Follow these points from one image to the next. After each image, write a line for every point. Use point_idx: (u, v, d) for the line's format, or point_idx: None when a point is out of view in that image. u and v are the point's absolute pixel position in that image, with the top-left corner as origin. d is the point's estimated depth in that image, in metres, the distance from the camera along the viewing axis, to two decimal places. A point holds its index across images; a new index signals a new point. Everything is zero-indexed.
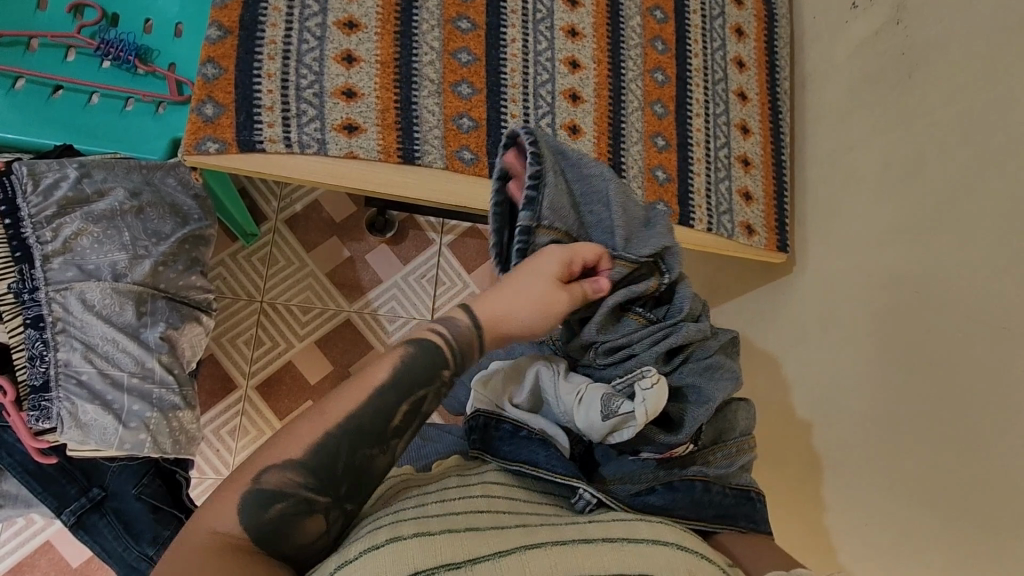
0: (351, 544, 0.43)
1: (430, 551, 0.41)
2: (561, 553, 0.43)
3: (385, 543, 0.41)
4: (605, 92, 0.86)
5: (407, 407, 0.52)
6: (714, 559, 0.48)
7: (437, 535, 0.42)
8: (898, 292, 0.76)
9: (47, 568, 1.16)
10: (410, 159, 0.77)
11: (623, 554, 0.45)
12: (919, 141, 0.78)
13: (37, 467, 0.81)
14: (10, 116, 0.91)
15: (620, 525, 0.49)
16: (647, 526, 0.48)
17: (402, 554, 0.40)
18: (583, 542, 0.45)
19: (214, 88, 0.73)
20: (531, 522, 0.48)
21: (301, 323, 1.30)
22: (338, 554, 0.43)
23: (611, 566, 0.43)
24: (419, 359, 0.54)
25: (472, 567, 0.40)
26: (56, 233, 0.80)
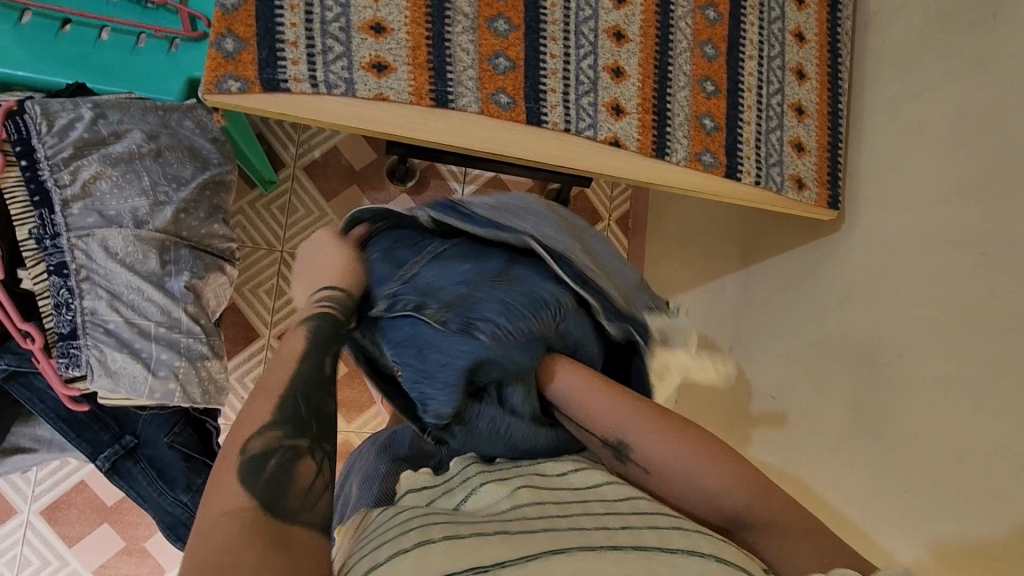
0: (379, 546, 0.39)
1: (453, 553, 0.36)
2: (587, 557, 0.37)
3: (411, 546, 0.37)
4: (651, 31, 0.79)
5: (335, 361, 0.50)
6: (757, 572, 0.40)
7: (465, 538, 0.38)
8: (961, 254, 0.72)
9: (83, 506, 1.19)
10: (443, 102, 0.72)
11: (654, 563, 0.37)
12: (997, 87, 0.72)
13: (71, 414, 0.81)
14: (19, 52, 0.86)
15: (654, 533, 0.41)
16: (681, 534, 0.41)
17: (427, 555, 0.36)
18: (611, 548, 0.38)
19: (233, 21, 0.67)
20: (559, 526, 0.41)
21: None
22: (365, 556, 0.39)
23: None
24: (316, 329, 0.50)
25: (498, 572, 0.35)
26: (74, 175, 0.78)
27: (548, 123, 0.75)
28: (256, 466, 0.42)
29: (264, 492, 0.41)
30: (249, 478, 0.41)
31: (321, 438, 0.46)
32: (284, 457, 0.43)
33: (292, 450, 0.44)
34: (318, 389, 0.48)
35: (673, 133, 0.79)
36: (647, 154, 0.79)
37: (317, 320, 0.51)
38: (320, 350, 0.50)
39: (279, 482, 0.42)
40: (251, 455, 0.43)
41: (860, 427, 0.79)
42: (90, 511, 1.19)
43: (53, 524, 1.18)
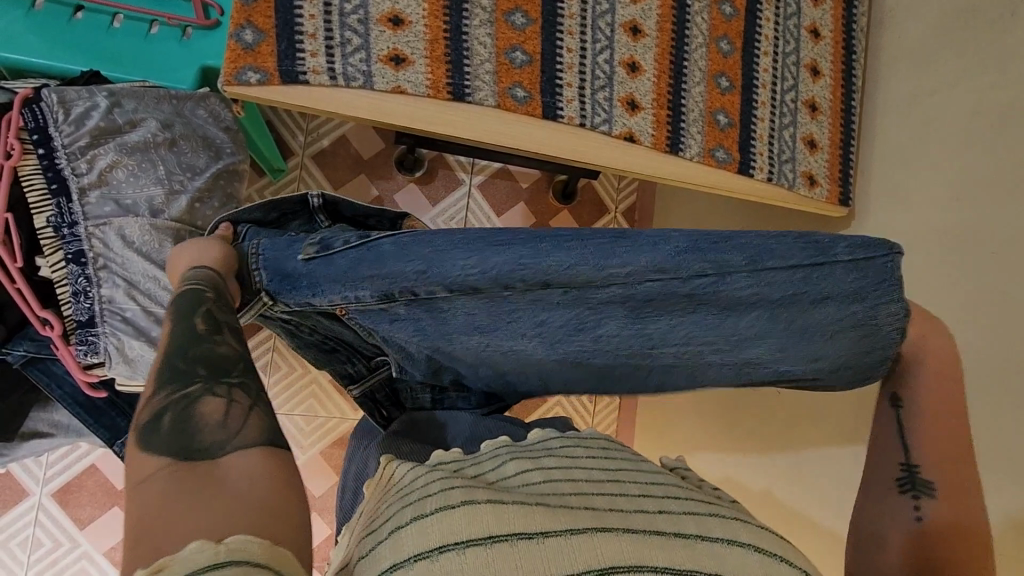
0: (425, 496, 0.41)
1: (499, 515, 0.38)
2: (629, 539, 0.38)
3: (459, 503, 0.38)
4: (667, 26, 0.79)
5: (205, 319, 0.53)
6: (798, 562, 0.41)
7: (510, 504, 0.39)
8: (971, 254, 0.73)
9: (94, 489, 1.21)
10: (459, 96, 0.72)
11: (693, 549, 0.38)
12: (1014, 85, 0.72)
13: (88, 399, 0.82)
14: (33, 39, 0.86)
15: (692, 520, 0.42)
16: (719, 523, 0.42)
17: (474, 514, 0.37)
18: (653, 533, 0.39)
19: (253, 12, 0.67)
20: (598, 504, 0.42)
21: None
22: (407, 506, 0.41)
23: (684, 563, 0.37)
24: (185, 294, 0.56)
25: (544, 539, 0.36)
26: (91, 164, 0.78)
27: (565, 117, 0.75)
28: (154, 426, 0.43)
29: (171, 444, 0.41)
30: (152, 438, 0.42)
31: (213, 376, 0.47)
32: (177, 409, 0.44)
33: (184, 400, 0.45)
34: (184, 345, 0.50)
35: (688, 129, 0.80)
36: (662, 150, 0.79)
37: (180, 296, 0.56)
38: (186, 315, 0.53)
39: (181, 430, 0.42)
40: (144, 419, 0.43)
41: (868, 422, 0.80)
42: (101, 494, 1.21)
43: (65, 507, 1.20)
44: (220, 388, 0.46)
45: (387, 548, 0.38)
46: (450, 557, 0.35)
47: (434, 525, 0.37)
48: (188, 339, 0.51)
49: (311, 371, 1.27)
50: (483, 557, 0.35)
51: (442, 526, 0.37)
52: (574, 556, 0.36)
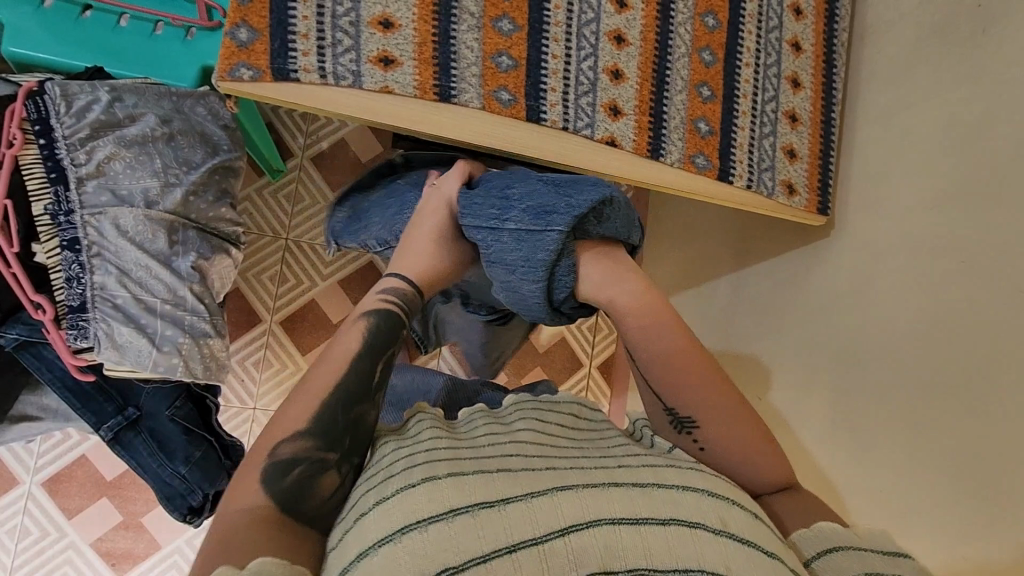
0: (388, 481, 0.42)
1: (459, 487, 0.39)
2: (589, 494, 0.40)
3: (418, 481, 0.40)
4: (651, 35, 0.82)
5: (382, 365, 0.57)
6: (747, 506, 0.45)
7: (470, 475, 0.41)
8: (940, 263, 0.75)
9: (83, 479, 1.22)
10: (446, 97, 0.75)
11: (652, 498, 0.41)
12: (986, 100, 0.74)
13: (77, 384, 0.84)
14: (41, 35, 0.89)
15: (651, 471, 0.45)
16: (675, 473, 0.45)
17: (435, 490, 0.39)
18: (611, 486, 0.41)
19: (248, 12, 0.70)
20: (558, 466, 0.44)
21: (325, 264, 1.31)
22: (372, 490, 0.42)
23: (641, 511, 0.40)
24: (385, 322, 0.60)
25: (506, 507, 0.38)
26: (90, 155, 0.81)
27: (547, 121, 0.78)
28: (282, 472, 0.47)
29: (290, 502, 0.45)
30: (274, 484, 0.46)
31: (351, 453, 0.50)
32: (307, 469, 0.47)
33: (318, 464, 0.48)
34: (357, 399, 0.53)
35: (669, 135, 0.82)
36: (643, 155, 0.81)
37: (380, 315, 0.61)
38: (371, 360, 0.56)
39: (299, 495, 0.46)
40: (279, 458, 0.47)
41: (846, 426, 0.81)
42: (89, 485, 1.22)
43: (54, 496, 1.21)
44: (346, 469, 0.49)
45: (356, 531, 0.39)
46: (414, 535, 0.36)
47: (397, 506, 0.39)
48: (356, 390, 0.53)
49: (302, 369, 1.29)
50: (448, 528, 0.37)
51: (405, 506, 0.38)
52: (534, 521, 0.38)
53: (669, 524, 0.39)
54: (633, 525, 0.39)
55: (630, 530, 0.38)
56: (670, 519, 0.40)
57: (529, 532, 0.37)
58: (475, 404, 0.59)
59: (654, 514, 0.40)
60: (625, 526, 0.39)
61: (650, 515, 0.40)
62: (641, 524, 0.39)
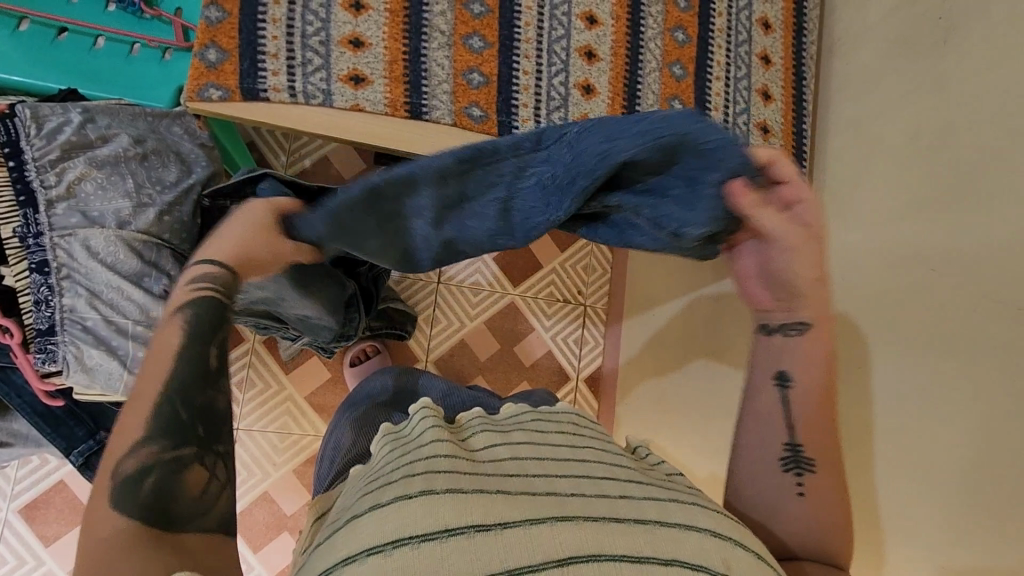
0: (384, 489, 0.42)
1: (458, 506, 0.38)
2: (592, 528, 0.38)
3: (416, 494, 0.39)
4: (621, 50, 0.83)
5: (218, 347, 0.50)
6: (748, 542, 0.43)
7: (469, 492, 0.40)
8: (911, 269, 0.75)
9: (60, 506, 1.20)
10: (417, 114, 0.75)
11: (654, 535, 0.39)
12: (951, 108, 0.75)
13: (46, 409, 0.83)
14: (14, 57, 0.89)
15: (653, 505, 0.43)
16: (680, 508, 0.43)
17: (432, 506, 0.38)
18: (614, 520, 0.39)
19: (217, 33, 0.70)
20: (560, 490, 0.43)
21: None
22: (368, 497, 0.42)
23: (643, 548, 0.38)
24: (202, 311, 0.51)
25: (503, 531, 0.37)
26: (60, 177, 0.80)
27: None
28: (131, 489, 0.41)
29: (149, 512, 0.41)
30: (126, 502, 0.41)
31: (209, 442, 0.46)
32: (163, 471, 0.43)
33: (173, 463, 0.43)
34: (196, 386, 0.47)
35: None
36: None
37: (193, 307, 0.51)
38: (202, 342, 0.49)
39: (162, 499, 0.42)
40: (124, 476, 0.42)
41: None
42: (67, 511, 1.20)
43: (31, 523, 1.19)
44: (211, 457, 0.45)
45: (346, 532, 0.39)
46: (407, 551, 0.36)
47: (390, 518, 0.38)
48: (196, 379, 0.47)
49: (286, 388, 1.27)
50: (439, 549, 0.36)
51: (398, 518, 0.37)
52: (531, 548, 0.36)
53: (672, 565, 0.37)
54: (635, 564, 0.37)
55: (629, 568, 0.36)
56: (673, 560, 0.38)
57: (525, 559, 0.36)
58: (475, 409, 0.60)
59: (656, 553, 0.38)
60: (627, 565, 0.36)
61: (652, 554, 0.38)
62: (642, 564, 0.37)
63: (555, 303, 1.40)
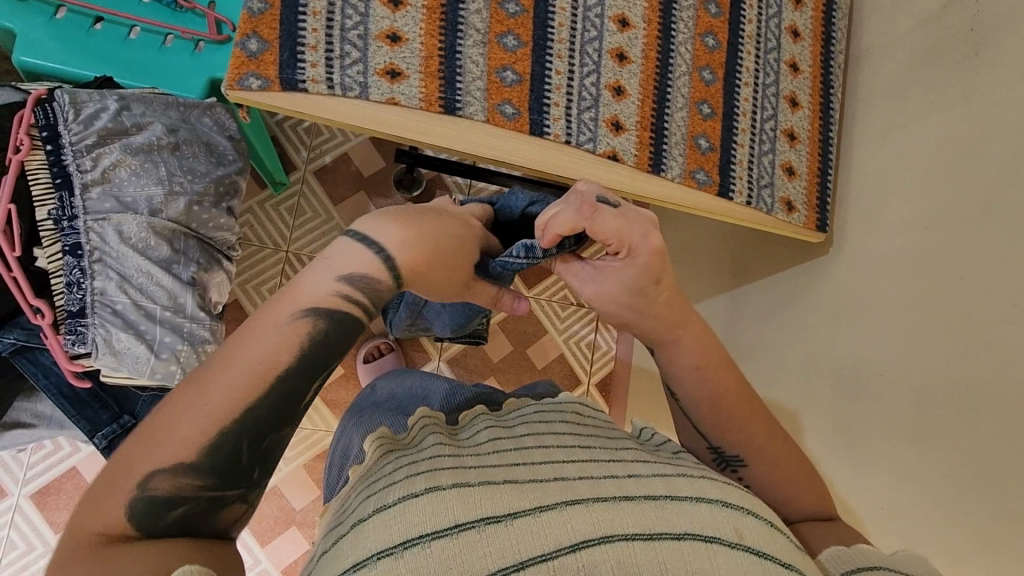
0: (387, 489, 0.41)
1: (464, 501, 0.38)
2: (601, 508, 0.38)
3: (421, 492, 0.39)
4: (652, 53, 0.83)
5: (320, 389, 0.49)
6: (763, 514, 0.43)
7: (474, 487, 0.40)
8: (937, 276, 0.75)
9: (72, 492, 1.20)
10: (451, 109, 0.76)
11: (665, 511, 0.39)
12: (978, 119, 0.75)
13: (73, 391, 0.83)
14: (52, 44, 0.91)
15: (663, 482, 0.43)
16: (688, 482, 0.43)
17: (437, 502, 0.38)
18: (623, 499, 0.40)
19: (259, 24, 0.72)
20: (566, 475, 0.43)
21: (292, 233, 1.30)
22: (372, 498, 0.41)
23: (655, 525, 0.38)
24: (334, 329, 0.49)
25: (513, 520, 0.37)
26: (96, 162, 0.81)
27: (551, 134, 0.79)
28: (158, 513, 0.42)
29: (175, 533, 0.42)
30: (149, 524, 0.42)
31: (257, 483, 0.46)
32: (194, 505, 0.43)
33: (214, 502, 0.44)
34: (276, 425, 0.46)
35: (669, 151, 0.83)
36: (644, 169, 0.82)
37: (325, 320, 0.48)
38: (308, 374, 0.48)
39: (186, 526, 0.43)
40: (155, 494, 0.42)
41: (848, 444, 0.81)
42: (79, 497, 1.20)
43: (42, 509, 1.19)
44: (252, 495, 0.46)
45: (350, 544, 0.38)
46: (416, 552, 0.35)
47: (397, 518, 0.37)
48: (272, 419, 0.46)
49: None
50: (449, 545, 0.35)
51: (403, 520, 0.37)
52: (541, 534, 0.36)
53: (685, 539, 0.37)
54: (647, 541, 0.37)
55: (643, 546, 0.36)
56: (686, 533, 0.38)
57: (537, 547, 0.36)
58: (477, 407, 0.61)
59: (668, 529, 0.38)
60: (639, 542, 0.37)
61: (664, 530, 0.38)
62: (654, 540, 0.37)
63: (569, 307, 1.40)
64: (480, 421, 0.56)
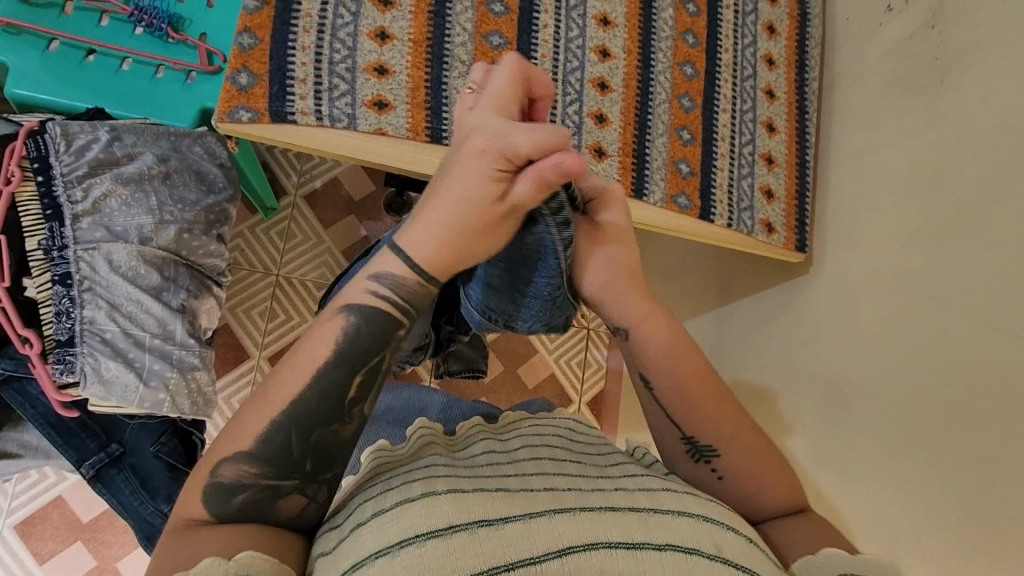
0: (384, 494, 0.41)
1: (457, 504, 0.38)
2: (587, 518, 0.39)
3: (417, 496, 0.39)
4: (633, 82, 0.86)
5: (362, 376, 0.50)
6: (742, 529, 0.44)
7: (468, 492, 0.40)
8: (913, 296, 0.77)
9: (57, 522, 1.18)
10: (437, 138, 0.78)
11: (647, 522, 0.40)
12: (947, 144, 0.78)
13: (59, 420, 0.83)
14: (44, 77, 0.92)
15: (647, 495, 0.44)
16: (671, 496, 0.44)
17: (432, 505, 0.38)
18: (608, 510, 0.40)
19: (249, 58, 0.74)
20: (556, 486, 0.43)
21: (281, 253, 1.31)
22: (368, 502, 0.42)
23: (637, 535, 0.39)
24: (367, 327, 0.51)
25: (503, 524, 0.37)
26: (86, 192, 0.82)
27: None
28: (226, 498, 0.46)
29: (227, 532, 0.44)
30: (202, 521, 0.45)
31: (313, 475, 0.48)
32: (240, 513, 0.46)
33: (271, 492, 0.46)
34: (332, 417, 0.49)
35: (651, 175, 0.85)
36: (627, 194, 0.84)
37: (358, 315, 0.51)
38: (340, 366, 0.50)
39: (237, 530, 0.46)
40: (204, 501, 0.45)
41: (832, 460, 0.82)
42: (64, 527, 1.18)
43: (26, 539, 1.17)
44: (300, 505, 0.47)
45: (346, 546, 0.38)
46: (410, 550, 0.36)
47: (391, 520, 0.38)
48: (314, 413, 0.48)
49: None
50: (442, 545, 0.36)
51: (400, 520, 0.38)
52: (530, 539, 0.37)
53: (665, 550, 0.38)
54: (629, 550, 0.37)
55: (625, 555, 0.37)
56: (667, 545, 0.39)
57: (525, 550, 0.36)
58: (474, 418, 0.60)
59: (649, 539, 0.39)
60: (622, 551, 0.37)
61: (645, 540, 0.38)
62: (636, 549, 0.38)
63: None
64: (479, 431, 0.57)
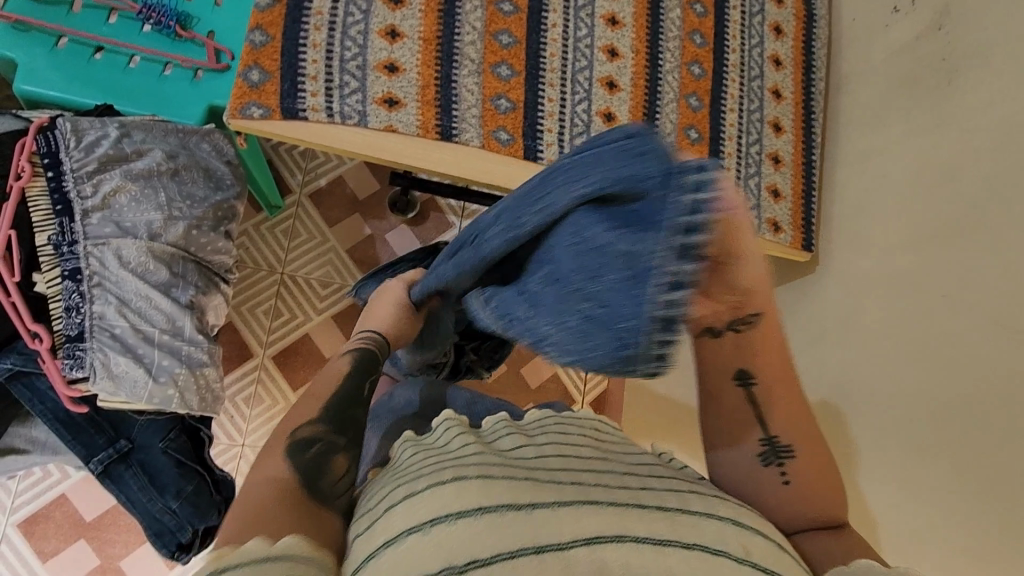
0: (417, 478, 0.42)
1: (489, 488, 0.39)
2: (616, 512, 0.39)
3: (448, 479, 0.40)
4: (641, 82, 0.87)
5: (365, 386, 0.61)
6: (765, 531, 0.44)
7: (500, 479, 0.40)
8: (918, 295, 0.77)
9: (61, 519, 1.18)
10: (447, 136, 0.78)
11: (676, 522, 0.40)
12: (952, 144, 0.79)
13: (68, 415, 0.83)
14: (53, 74, 0.93)
15: (674, 495, 0.44)
16: (699, 498, 0.44)
17: (464, 489, 0.39)
18: (637, 506, 0.41)
19: (260, 55, 0.74)
20: (584, 480, 0.44)
21: (286, 250, 1.31)
22: (400, 486, 0.42)
23: (665, 532, 0.39)
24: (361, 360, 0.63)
25: (533, 510, 0.38)
26: (96, 188, 0.82)
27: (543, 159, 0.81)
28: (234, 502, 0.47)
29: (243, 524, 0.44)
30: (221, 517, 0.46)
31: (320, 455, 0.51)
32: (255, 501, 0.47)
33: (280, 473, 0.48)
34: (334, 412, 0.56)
35: None
36: None
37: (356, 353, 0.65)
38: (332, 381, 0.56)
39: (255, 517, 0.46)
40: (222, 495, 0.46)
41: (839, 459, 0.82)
42: (67, 525, 1.18)
43: (30, 537, 1.17)
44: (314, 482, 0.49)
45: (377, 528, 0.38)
46: (440, 529, 0.36)
47: (422, 502, 0.38)
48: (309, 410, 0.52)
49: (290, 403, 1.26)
50: (477, 523, 0.36)
51: (432, 501, 0.38)
52: (559, 526, 0.37)
53: (693, 549, 0.39)
54: (657, 545, 0.38)
55: (653, 549, 0.37)
56: (695, 544, 0.39)
57: (553, 536, 0.36)
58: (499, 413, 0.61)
59: (678, 537, 0.39)
60: (649, 546, 0.38)
61: (674, 538, 0.39)
62: (664, 546, 0.38)
63: None
64: (502, 424, 0.58)
